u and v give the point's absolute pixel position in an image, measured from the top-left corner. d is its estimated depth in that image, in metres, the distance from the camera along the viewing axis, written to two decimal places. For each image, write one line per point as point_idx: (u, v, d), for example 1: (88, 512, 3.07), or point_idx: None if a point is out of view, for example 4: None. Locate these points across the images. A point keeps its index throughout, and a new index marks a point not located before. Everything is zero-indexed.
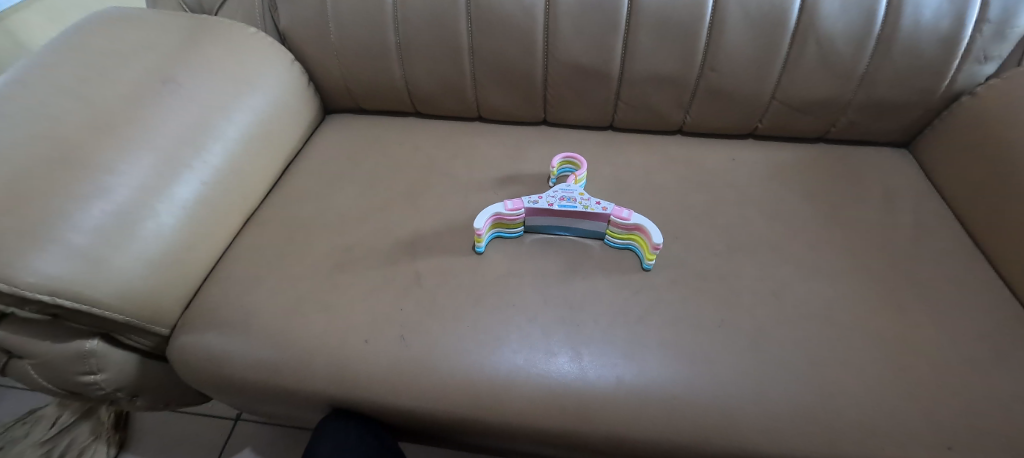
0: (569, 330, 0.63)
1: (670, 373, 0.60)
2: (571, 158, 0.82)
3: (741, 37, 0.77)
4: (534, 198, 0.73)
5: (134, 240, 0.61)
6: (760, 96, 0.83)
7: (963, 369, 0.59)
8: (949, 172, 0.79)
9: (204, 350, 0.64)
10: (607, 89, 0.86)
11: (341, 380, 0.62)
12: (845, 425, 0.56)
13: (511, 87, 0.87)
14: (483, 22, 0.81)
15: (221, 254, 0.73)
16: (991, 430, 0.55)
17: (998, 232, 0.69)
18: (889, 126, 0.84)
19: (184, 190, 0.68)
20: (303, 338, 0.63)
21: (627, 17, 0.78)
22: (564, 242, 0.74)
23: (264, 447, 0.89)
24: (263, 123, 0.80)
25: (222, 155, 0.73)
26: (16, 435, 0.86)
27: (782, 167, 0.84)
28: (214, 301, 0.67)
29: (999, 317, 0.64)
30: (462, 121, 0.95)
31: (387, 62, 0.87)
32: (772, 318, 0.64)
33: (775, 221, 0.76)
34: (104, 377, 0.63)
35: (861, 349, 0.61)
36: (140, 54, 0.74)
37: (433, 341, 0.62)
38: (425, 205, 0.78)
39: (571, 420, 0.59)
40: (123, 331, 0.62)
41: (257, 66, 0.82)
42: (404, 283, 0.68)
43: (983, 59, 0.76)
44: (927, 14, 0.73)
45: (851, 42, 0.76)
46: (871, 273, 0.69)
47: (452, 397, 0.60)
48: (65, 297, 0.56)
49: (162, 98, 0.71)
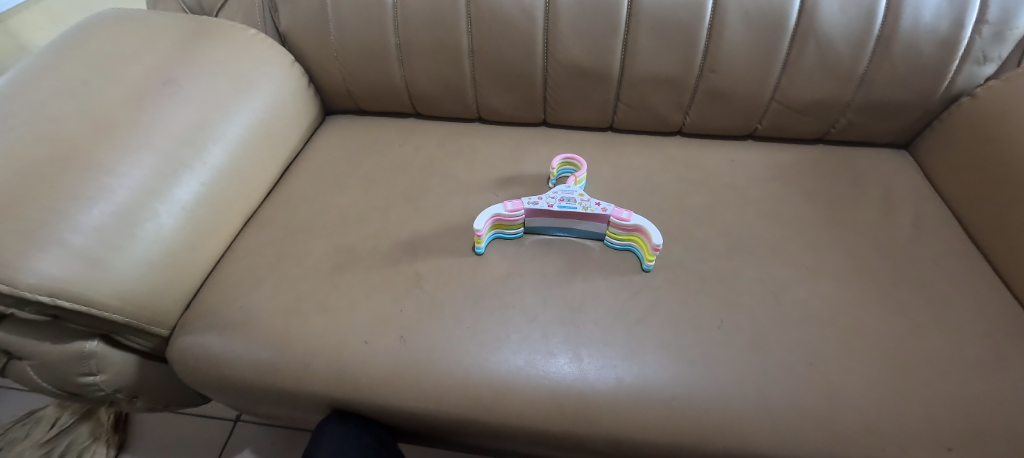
0: (568, 330, 0.64)
1: (670, 373, 0.60)
2: (571, 158, 0.82)
3: (741, 38, 0.77)
4: (534, 198, 0.73)
5: (134, 241, 0.62)
6: (760, 96, 0.83)
7: (963, 370, 0.59)
8: (948, 173, 0.79)
9: (203, 351, 0.64)
10: (607, 90, 0.86)
11: (341, 381, 0.61)
12: (845, 426, 0.56)
13: (510, 88, 0.87)
14: (483, 23, 0.81)
15: (221, 255, 0.73)
16: (992, 432, 0.55)
17: (999, 233, 0.69)
18: (889, 127, 0.84)
19: (184, 191, 0.68)
20: (303, 339, 0.63)
21: (627, 18, 0.78)
22: (564, 243, 0.74)
23: (264, 448, 0.89)
24: (263, 124, 0.80)
25: (222, 156, 0.73)
26: (16, 435, 0.86)
27: (782, 168, 0.84)
28: (214, 301, 0.67)
29: (1000, 318, 0.64)
30: (462, 122, 0.95)
31: (387, 63, 0.87)
32: (771, 319, 0.64)
33: (775, 222, 0.76)
34: (103, 379, 0.63)
35: (861, 350, 0.61)
36: (140, 55, 0.75)
37: (433, 342, 0.62)
38: (425, 206, 0.78)
39: (571, 421, 0.59)
40: (123, 332, 0.62)
41: (257, 67, 0.82)
42: (404, 284, 0.68)
43: (983, 60, 0.76)
44: (927, 14, 0.73)
45: (850, 43, 0.76)
46: (871, 274, 0.69)
47: (452, 398, 0.60)
48: (64, 298, 0.56)
49: (161, 99, 0.71)
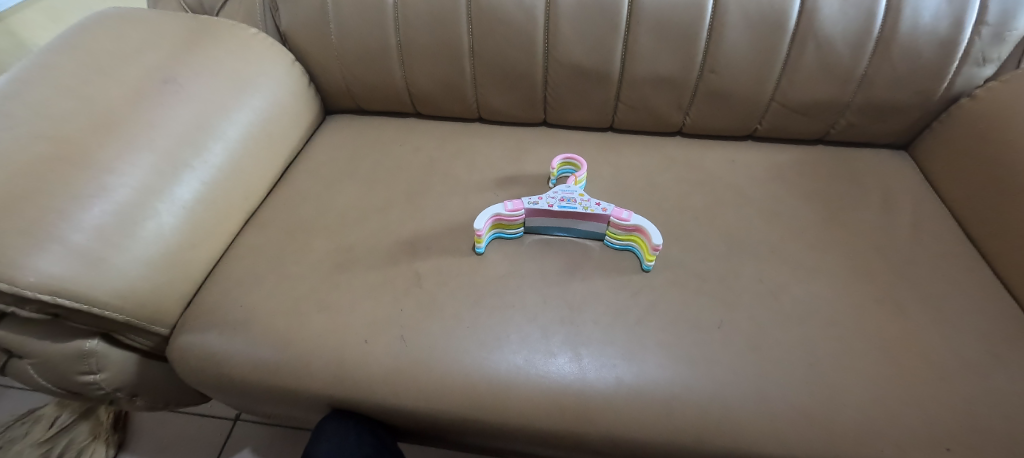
0: (568, 330, 0.64)
1: (670, 373, 0.60)
2: (571, 158, 0.83)
3: (741, 38, 0.78)
4: (534, 198, 0.73)
5: (134, 240, 0.62)
6: (759, 97, 0.83)
7: (962, 370, 0.59)
8: (947, 174, 0.79)
9: (203, 350, 0.64)
10: (607, 90, 0.86)
11: (341, 380, 0.62)
12: (845, 426, 0.56)
13: (510, 88, 0.88)
14: (483, 23, 0.81)
15: (221, 254, 0.73)
16: (991, 432, 0.55)
17: (997, 233, 0.70)
18: (888, 128, 0.85)
19: (184, 190, 0.68)
20: (303, 338, 0.63)
21: (627, 19, 0.79)
22: (564, 243, 0.74)
23: (263, 447, 0.89)
24: (263, 123, 0.80)
25: (222, 155, 0.73)
26: (15, 435, 0.86)
27: (782, 168, 0.85)
28: (214, 301, 0.67)
29: (998, 318, 0.64)
30: (463, 122, 0.96)
31: (387, 62, 0.87)
32: (771, 319, 0.64)
33: (774, 222, 0.76)
34: (103, 377, 0.63)
35: (860, 350, 0.61)
36: (140, 54, 0.75)
37: (433, 341, 0.63)
38: (425, 205, 0.78)
39: (571, 420, 0.59)
40: (123, 330, 0.62)
41: (258, 67, 0.82)
42: (404, 283, 0.68)
43: (982, 61, 0.76)
44: (926, 16, 0.74)
45: (850, 44, 0.76)
46: (870, 275, 0.69)
47: (452, 397, 0.60)
48: (65, 297, 0.56)
49: (162, 97, 0.71)
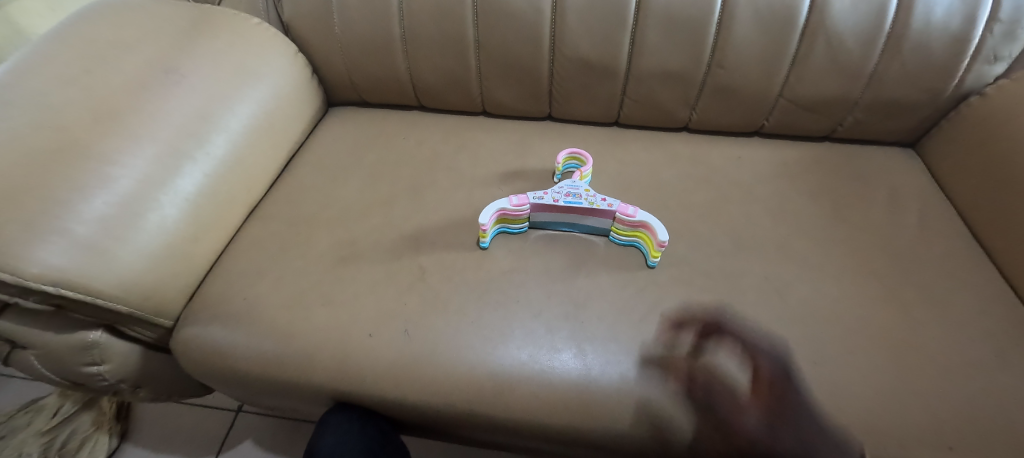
0: (573, 326, 0.63)
1: (674, 371, 0.60)
2: (577, 153, 0.82)
3: (750, 33, 0.77)
4: (539, 194, 0.72)
5: (137, 232, 0.61)
6: (767, 93, 0.82)
7: (965, 370, 0.59)
8: (955, 172, 0.78)
9: (206, 342, 0.64)
10: (613, 84, 0.85)
11: (345, 373, 0.61)
12: (847, 424, 0.56)
13: (516, 82, 0.87)
14: (489, 16, 0.80)
15: (224, 247, 0.73)
16: (993, 432, 0.55)
17: (1004, 232, 0.69)
18: (896, 126, 0.84)
19: (186, 182, 0.67)
20: (305, 331, 0.63)
21: (636, 12, 0.78)
22: (569, 238, 0.73)
23: (265, 439, 0.90)
24: (266, 115, 0.80)
25: (226, 147, 0.73)
26: (17, 424, 0.87)
27: (787, 165, 0.84)
28: (216, 293, 0.67)
29: (1003, 318, 0.64)
30: (467, 116, 0.95)
31: (392, 55, 0.86)
32: (776, 317, 0.64)
33: (779, 220, 0.75)
34: (107, 369, 0.63)
35: (864, 349, 0.61)
36: (142, 43, 0.74)
37: (436, 336, 0.62)
38: (429, 199, 0.78)
39: (574, 415, 0.59)
40: (126, 322, 0.62)
41: (260, 58, 0.81)
42: (408, 278, 0.68)
43: (993, 60, 0.75)
44: (938, 12, 0.73)
45: (860, 40, 0.75)
46: (875, 274, 0.69)
47: (455, 392, 0.60)
48: (68, 289, 0.55)
49: (164, 88, 0.70)
